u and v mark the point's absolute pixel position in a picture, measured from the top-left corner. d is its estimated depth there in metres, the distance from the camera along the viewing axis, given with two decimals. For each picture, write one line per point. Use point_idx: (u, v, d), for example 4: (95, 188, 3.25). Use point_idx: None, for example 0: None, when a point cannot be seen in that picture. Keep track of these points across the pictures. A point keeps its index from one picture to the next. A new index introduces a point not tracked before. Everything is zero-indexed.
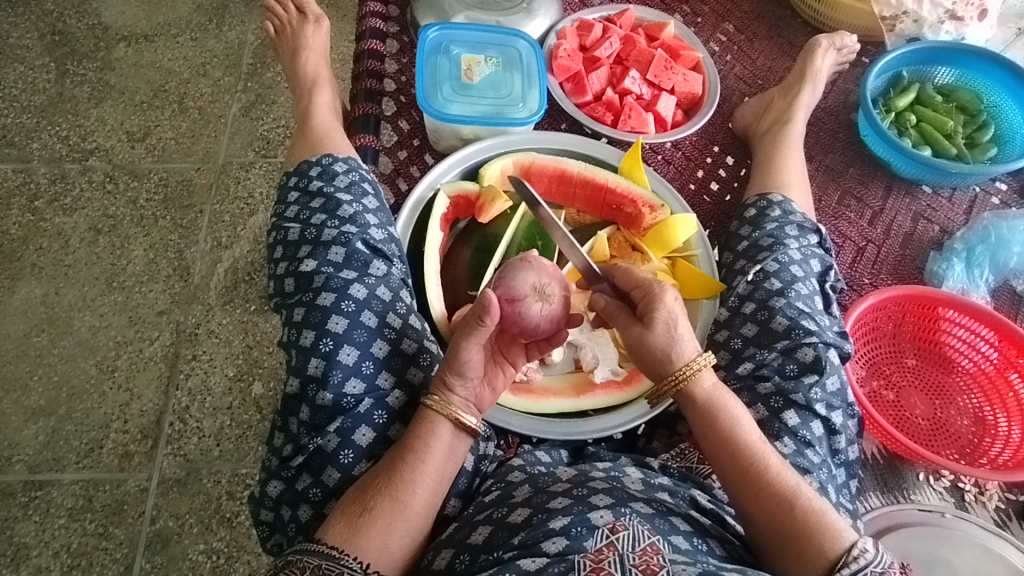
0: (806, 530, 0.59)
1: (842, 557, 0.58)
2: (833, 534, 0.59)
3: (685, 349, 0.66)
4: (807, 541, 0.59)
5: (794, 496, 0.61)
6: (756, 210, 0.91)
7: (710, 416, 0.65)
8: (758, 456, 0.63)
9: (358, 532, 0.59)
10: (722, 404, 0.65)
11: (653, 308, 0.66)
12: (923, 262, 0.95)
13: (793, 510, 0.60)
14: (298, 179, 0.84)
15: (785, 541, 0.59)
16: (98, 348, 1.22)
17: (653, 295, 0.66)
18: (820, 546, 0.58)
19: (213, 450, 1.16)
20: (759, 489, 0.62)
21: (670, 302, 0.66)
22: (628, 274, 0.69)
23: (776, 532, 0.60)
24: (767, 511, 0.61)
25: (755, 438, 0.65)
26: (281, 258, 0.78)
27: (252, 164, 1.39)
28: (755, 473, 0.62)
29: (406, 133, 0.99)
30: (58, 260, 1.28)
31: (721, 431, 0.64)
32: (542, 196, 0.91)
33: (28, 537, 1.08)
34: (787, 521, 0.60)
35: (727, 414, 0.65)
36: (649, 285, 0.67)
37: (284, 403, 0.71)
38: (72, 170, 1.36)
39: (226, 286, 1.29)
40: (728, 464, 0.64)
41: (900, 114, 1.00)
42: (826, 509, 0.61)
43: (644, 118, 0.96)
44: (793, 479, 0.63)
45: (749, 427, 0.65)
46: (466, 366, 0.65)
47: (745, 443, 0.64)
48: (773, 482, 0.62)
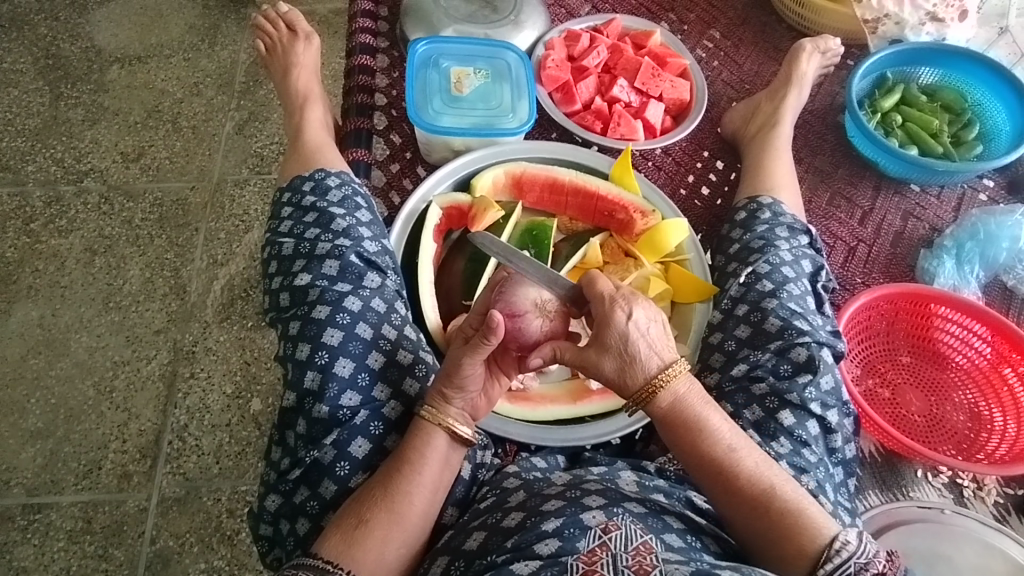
0: (784, 532, 0.59)
1: (823, 555, 0.58)
2: (812, 532, 0.59)
3: (648, 360, 0.62)
4: (786, 542, 0.59)
5: (768, 499, 0.61)
6: (746, 212, 0.92)
7: (674, 428, 0.63)
8: (728, 461, 0.62)
9: (355, 543, 0.60)
10: (686, 411, 0.63)
11: (607, 326, 0.61)
12: (914, 260, 0.95)
13: (768, 513, 0.60)
14: (291, 194, 0.84)
15: (765, 544, 0.60)
16: (96, 368, 1.22)
17: (609, 318, 0.61)
18: (802, 547, 0.59)
19: (212, 468, 1.16)
20: (732, 496, 0.62)
21: (625, 316, 0.61)
22: (586, 286, 0.63)
23: (759, 534, 0.61)
24: (743, 516, 0.61)
25: (724, 441, 0.63)
26: (275, 272, 0.79)
27: (246, 181, 1.40)
28: (726, 480, 0.62)
29: (398, 146, 1.00)
30: (55, 282, 1.29)
31: (686, 441, 0.63)
32: (535, 205, 0.92)
33: (28, 561, 1.07)
34: (766, 526, 0.60)
35: (692, 422, 0.63)
36: (608, 307, 0.61)
37: (281, 417, 0.71)
38: (68, 192, 1.37)
39: (222, 303, 1.29)
40: (698, 473, 0.63)
41: (885, 115, 1.01)
42: (805, 505, 0.61)
43: (633, 126, 0.98)
44: (767, 478, 0.62)
45: (718, 430, 0.63)
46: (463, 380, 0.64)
47: (714, 451, 0.62)
48: (745, 487, 0.62)
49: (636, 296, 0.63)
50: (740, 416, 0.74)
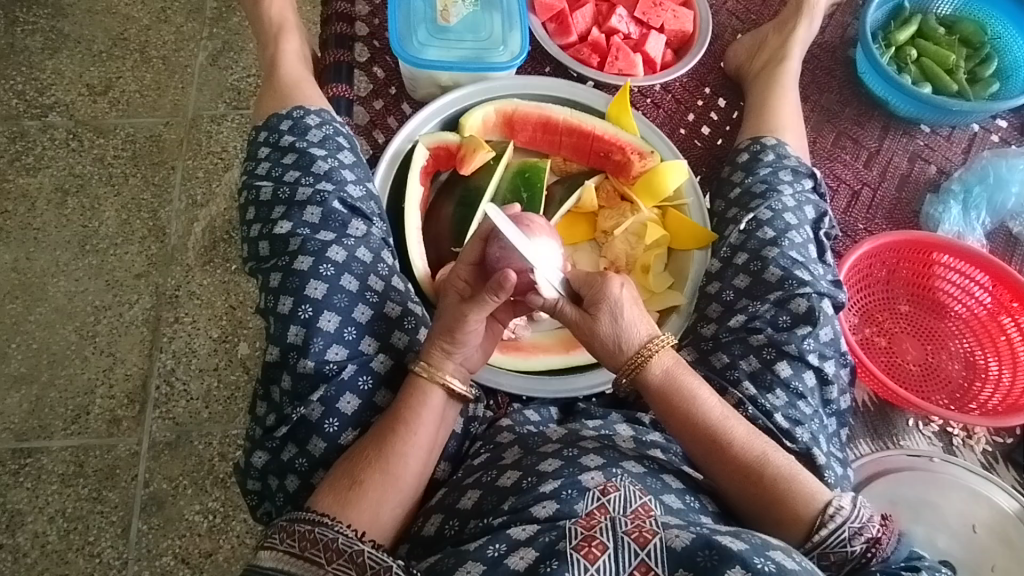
0: (777, 498, 0.60)
1: (817, 520, 0.58)
2: (806, 498, 0.59)
3: (635, 332, 0.64)
4: (780, 507, 0.59)
5: (760, 466, 0.61)
6: (748, 154, 0.87)
7: (664, 398, 0.64)
8: (719, 430, 0.63)
9: (348, 504, 0.58)
10: (675, 382, 0.64)
11: (598, 300, 0.64)
12: (920, 205, 0.92)
13: (761, 480, 0.61)
14: (268, 134, 0.79)
15: (760, 510, 0.60)
16: (76, 313, 1.18)
17: (598, 291, 0.64)
18: (795, 512, 0.59)
19: (202, 412, 1.15)
20: (725, 465, 0.62)
21: (617, 290, 0.64)
22: (574, 270, 0.67)
23: (751, 502, 0.61)
24: (737, 484, 0.61)
25: (714, 411, 0.63)
26: (254, 219, 0.74)
27: (223, 116, 1.32)
28: (718, 450, 0.62)
29: (382, 81, 0.94)
30: (26, 224, 1.23)
31: (676, 411, 0.63)
32: (527, 144, 0.87)
33: (22, 504, 1.08)
34: (759, 492, 0.60)
35: (682, 392, 0.64)
36: (597, 280, 0.65)
37: (265, 372, 0.69)
38: (32, 127, 1.29)
39: (204, 246, 1.25)
40: (690, 443, 0.63)
41: (900, 49, 0.95)
42: (797, 471, 0.61)
43: (632, 60, 0.91)
44: (759, 446, 0.62)
45: (707, 400, 0.64)
46: (466, 335, 0.64)
47: (704, 421, 0.63)
48: (736, 455, 0.62)
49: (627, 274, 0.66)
50: (735, 367, 0.72)
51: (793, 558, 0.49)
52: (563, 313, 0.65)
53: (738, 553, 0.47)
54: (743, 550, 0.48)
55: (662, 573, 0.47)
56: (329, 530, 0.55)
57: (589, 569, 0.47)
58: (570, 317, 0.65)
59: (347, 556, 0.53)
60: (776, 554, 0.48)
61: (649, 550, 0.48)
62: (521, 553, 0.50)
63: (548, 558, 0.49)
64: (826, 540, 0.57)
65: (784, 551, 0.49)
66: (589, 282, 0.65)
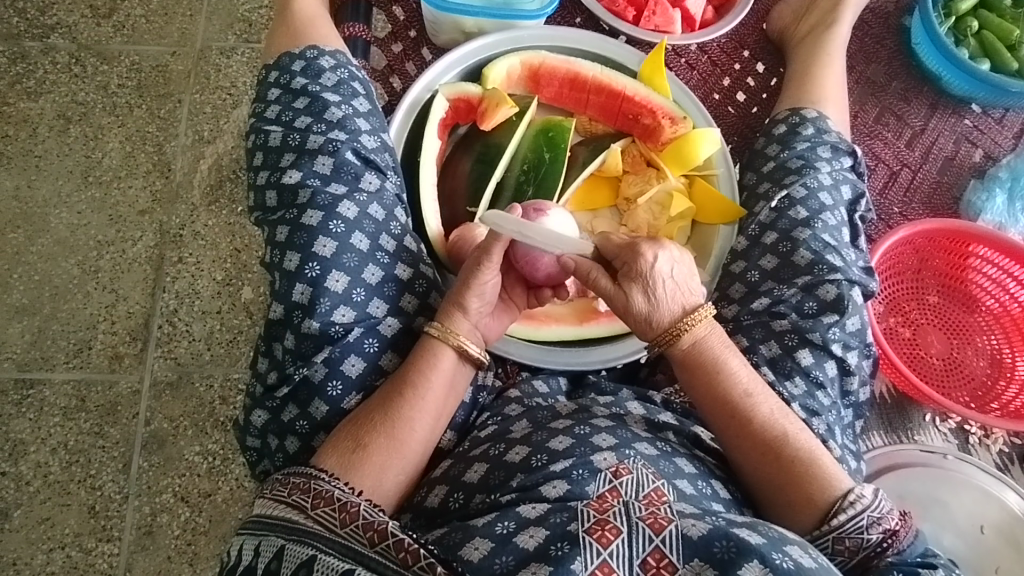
0: (793, 478, 0.59)
1: (833, 507, 0.57)
2: (822, 485, 0.58)
3: (668, 305, 0.62)
4: (794, 490, 0.59)
5: (780, 445, 0.60)
6: (786, 126, 0.82)
7: (692, 369, 0.63)
8: (743, 407, 0.61)
9: (353, 467, 0.57)
10: (702, 352, 0.62)
11: (633, 274, 0.61)
12: (960, 192, 0.89)
13: (779, 459, 0.59)
14: (278, 74, 0.74)
15: (774, 490, 0.60)
16: (79, 247, 1.16)
17: (631, 263, 0.62)
18: (810, 495, 0.58)
19: (204, 354, 1.12)
20: (743, 441, 0.61)
21: (651, 262, 0.61)
22: (603, 244, 0.64)
23: (770, 481, 0.60)
24: (753, 459, 0.60)
25: (740, 385, 0.62)
26: (261, 165, 0.70)
27: (233, 49, 1.24)
28: (738, 424, 0.61)
29: (402, 23, 0.88)
30: (28, 150, 1.19)
31: (703, 382, 0.62)
32: (552, 101, 0.82)
33: (24, 434, 1.08)
34: (776, 470, 0.59)
35: (710, 363, 0.62)
36: (630, 249, 0.62)
37: (268, 329, 0.66)
38: (33, 49, 1.23)
39: (209, 185, 1.19)
40: (711, 415, 0.62)
41: (960, 20, 0.89)
42: (817, 455, 0.60)
43: (670, 16, 0.85)
44: (781, 426, 0.61)
45: (736, 374, 0.62)
46: (484, 287, 0.63)
47: (729, 394, 0.62)
48: (757, 431, 0.61)
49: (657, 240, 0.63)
50: (755, 351, 0.70)
51: (810, 555, 0.48)
52: (597, 285, 0.63)
53: (756, 547, 0.46)
54: (760, 544, 0.47)
55: (677, 561, 0.46)
56: (324, 482, 0.54)
57: (602, 554, 0.46)
58: (605, 290, 0.63)
59: (335, 506, 0.51)
60: (793, 550, 0.47)
61: (664, 537, 0.47)
62: (530, 531, 0.48)
63: (558, 540, 0.47)
64: (843, 526, 0.56)
65: (802, 547, 0.48)
66: (624, 254, 0.62)
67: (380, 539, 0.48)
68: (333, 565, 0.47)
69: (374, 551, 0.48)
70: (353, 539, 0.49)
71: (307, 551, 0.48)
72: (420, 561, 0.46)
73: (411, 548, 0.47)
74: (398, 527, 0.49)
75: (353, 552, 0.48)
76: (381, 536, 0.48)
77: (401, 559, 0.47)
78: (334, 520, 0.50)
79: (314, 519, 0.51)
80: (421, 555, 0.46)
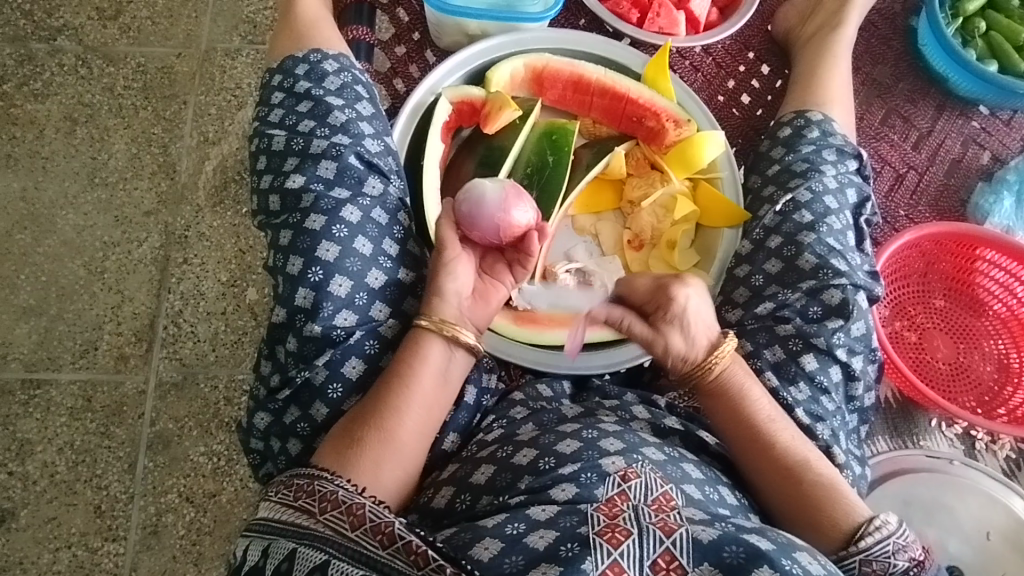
0: (815, 502, 0.59)
1: (860, 529, 0.56)
2: (845, 509, 0.58)
3: (699, 342, 0.63)
4: (818, 513, 0.58)
5: (802, 470, 0.60)
6: (791, 129, 0.82)
7: (718, 398, 0.63)
8: (768, 433, 0.62)
9: (348, 464, 0.57)
10: (728, 382, 0.63)
11: (669, 317, 0.62)
12: (967, 195, 0.88)
13: (800, 483, 0.60)
14: (282, 77, 0.74)
15: (795, 512, 0.59)
16: (85, 248, 1.16)
17: (665, 307, 0.62)
18: (832, 517, 0.58)
19: (208, 355, 1.13)
20: (765, 466, 0.61)
21: (684, 301, 0.62)
22: (635, 289, 0.64)
23: (792, 505, 0.60)
24: (775, 484, 0.61)
25: (763, 412, 0.63)
26: (264, 169, 0.70)
27: (237, 51, 1.24)
28: (762, 450, 0.62)
29: (405, 25, 0.88)
30: (34, 151, 1.20)
31: (728, 409, 0.63)
32: (555, 104, 0.82)
33: (31, 434, 1.09)
34: (798, 494, 0.60)
35: (734, 393, 0.63)
36: (663, 294, 0.62)
37: (271, 332, 0.67)
38: (40, 51, 1.24)
39: (214, 186, 1.20)
40: (736, 442, 0.63)
41: (967, 21, 0.88)
42: (838, 483, 0.60)
43: (675, 18, 0.84)
44: (802, 452, 0.62)
45: (759, 401, 0.63)
46: (453, 270, 0.64)
47: (753, 420, 0.62)
48: (779, 456, 0.61)
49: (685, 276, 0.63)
50: (759, 356, 0.70)
51: (819, 561, 0.48)
52: (631, 331, 0.63)
53: (766, 552, 0.46)
54: (770, 550, 0.47)
55: (688, 564, 0.46)
56: (329, 484, 0.53)
57: (613, 554, 0.46)
58: (641, 335, 0.63)
59: (343, 509, 0.51)
60: (802, 556, 0.47)
61: (674, 539, 0.47)
62: (540, 532, 0.48)
63: (569, 541, 0.47)
64: (871, 548, 0.55)
65: (811, 553, 0.48)
66: (656, 297, 0.63)
67: (389, 542, 0.48)
68: (347, 569, 0.47)
69: (387, 553, 0.48)
70: (365, 542, 0.49)
71: (320, 555, 0.49)
72: (430, 563, 0.46)
73: (421, 550, 0.47)
74: (406, 529, 0.49)
75: (365, 556, 0.48)
76: (390, 539, 0.48)
77: (413, 561, 0.47)
78: (344, 523, 0.50)
79: (323, 523, 0.51)
80: (431, 557, 0.47)
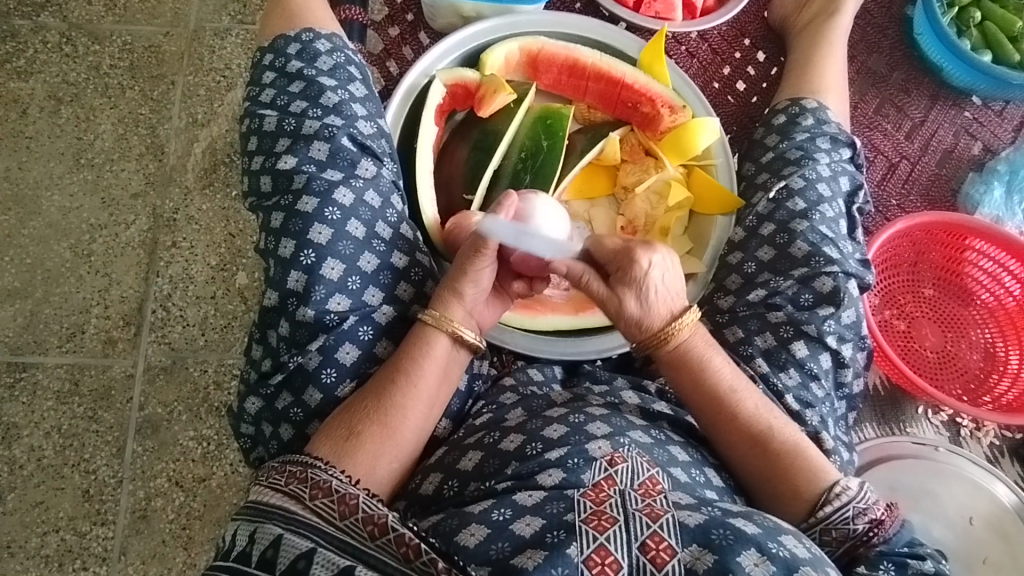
0: (781, 472, 0.60)
1: (821, 498, 0.58)
2: (808, 476, 0.59)
3: (660, 308, 0.62)
4: (783, 482, 0.60)
5: (766, 439, 0.61)
6: (785, 116, 0.82)
7: (681, 369, 0.63)
8: (729, 404, 0.62)
9: (345, 455, 0.57)
10: (690, 350, 0.63)
11: (626, 279, 0.61)
12: (958, 185, 0.89)
13: (766, 453, 0.61)
14: (273, 57, 0.73)
15: (764, 480, 0.61)
16: (71, 230, 1.14)
17: (624, 270, 0.61)
18: (797, 487, 0.59)
19: (198, 339, 1.12)
20: (731, 435, 0.62)
21: (645, 267, 0.60)
22: (596, 246, 0.63)
23: (758, 472, 0.61)
24: (742, 454, 0.62)
25: (727, 381, 0.63)
26: (255, 151, 0.69)
27: (227, 31, 1.22)
28: (724, 420, 0.62)
29: (399, 6, 0.87)
30: (18, 131, 1.17)
31: (690, 382, 0.63)
32: (550, 88, 0.81)
33: (17, 417, 1.08)
34: (763, 463, 0.61)
35: (697, 362, 0.63)
36: (625, 258, 0.61)
37: (262, 316, 0.66)
38: (23, 28, 1.21)
39: (204, 168, 1.18)
40: (700, 411, 0.64)
41: (963, 10, 0.88)
42: (803, 446, 0.61)
43: (672, 2, 0.84)
44: (766, 420, 0.62)
45: (722, 370, 0.63)
46: (480, 279, 0.62)
47: (716, 391, 0.63)
48: (742, 426, 0.62)
49: (652, 243, 0.62)
50: (750, 343, 0.70)
51: (804, 545, 0.49)
52: (589, 288, 0.62)
53: (752, 536, 0.47)
54: (756, 534, 0.47)
55: (675, 544, 0.46)
56: (322, 472, 0.53)
57: (599, 539, 0.46)
58: (598, 293, 0.62)
59: (335, 498, 0.51)
60: (788, 540, 0.48)
61: (661, 523, 0.47)
62: (526, 519, 0.49)
63: (555, 528, 0.47)
64: (829, 517, 0.57)
65: (796, 537, 0.49)
66: (619, 259, 0.61)
67: (380, 533, 0.49)
68: (333, 559, 0.46)
69: (375, 546, 0.48)
70: (353, 533, 0.49)
71: (306, 543, 0.48)
72: (421, 556, 0.47)
73: (412, 543, 0.47)
74: (398, 522, 0.49)
75: (353, 547, 0.48)
76: (381, 530, 0.49)
77: (402, 554, 0.47)
78: (333, 512, 0.50)
79: (312, 510, 0.50)
80: (423, 551, 0.47)
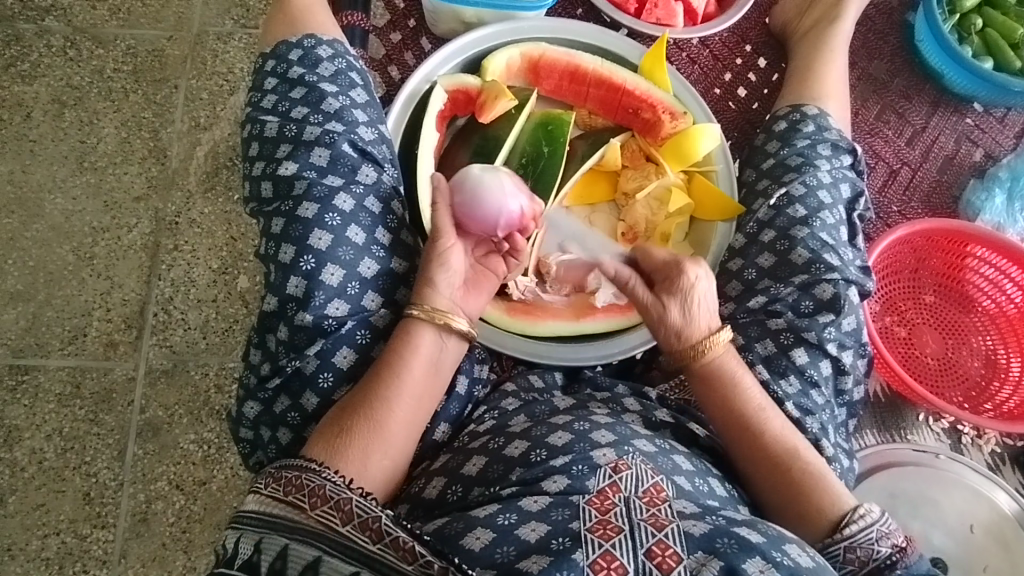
0: (802, 490, 0.60)
1: (844, 518, 0.58)
2: (827, 499, 0.59)
3: (701, 319, 0.64)
4: (803, 499, 0.60)
5: (789, 459, 0.61)
6: (786, 123, 0.82)
7: (711, 384, 0.64)
8: (757, 421, 0.63)
9: (337, 453, 0.57)
10: (722, 367, 0.64)
11: (674, 288, 0.63)
12: (960, 191, 0.89)
13: (789, 471, 0.61)
14: (275, 63, 0.73)
15: (784, 499, 0.60)
16: (74, 233, 1.15)
17: (673, 277, 0.64)
18: (819, 507, 0.59)
19: (199, 342, 1.12)
20: (754, 453, 0.62)
21: (693, 279, 0.63)
22: (643, 254, 0.66)
23: (779, 491, 0.61)
24: (763, 472, 0.62)
25: (755, 399, 0.64)
26: (256, 156, 0.70)
27: (230, 35, 1.23)
28: (751, 436, 0.62)
29: (400, 12, 0.87)
30: (21, 134, 1.18)
31: (719, 397, 0.64)
32: (551, 94, 0.81)
33: (19, 420, 1.08)
34: (784, 482, 0.61)
35: (727, 379, 0.64)
36: (673, 266, 0.64)
37: (262, 321, 0.66)
38: (27, 32, 1.22)
39: (206, 172, 1.18)
40: (725, 427, 0.64)
41: (964, 17, 0.88)
42: (823, 471, 0.61)
43: (672, 9, 0.84)
44: (791, 441, 0.63)
45: (750, 388, 0.64)
46: (447, 256, 0.64)
47: (745, 407, 0.63)
48: (767, 444, 0.62)
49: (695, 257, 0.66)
50: (750, 349, 0.70)
51: (807, 553, 0.48)
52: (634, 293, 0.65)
53: (756, 544, 0.47)
54: (760, 542, 0.47)
55: (681, 552, 0.46)
56: (316, 477, 0.53)
57: (604, 545, 0.46)
58: (643, 299, 0.64)
59: (332, 504, 0.51)
60: (791, 548, 0.48)
61: (667, 532, 0.47)
62: (531, 524, 0.49)
63: (560, 535, 0.47)
64: (854, 535, 0.56)
65: (799, 546, 0.49)
66: (666, 269, 0.65)
67: (379, 537, 0.49)
68: (340, 567, 0.48)
69: (377, 549, 0.48)
70: (356, 539, 0.49)
71: (312, 553, 0.49)
72: (419, 558, 0.47)
73: (409, 546, 0.48)
74: (393, 524, 0.49)
75: (357, 552, 0.48)
76: (379, 534, 0.49)
77: (402, 557, 0.48)
78: (334, 518, 0.50)
79: (314, 519, 0.50)
80: (420, 553, 0.47)
